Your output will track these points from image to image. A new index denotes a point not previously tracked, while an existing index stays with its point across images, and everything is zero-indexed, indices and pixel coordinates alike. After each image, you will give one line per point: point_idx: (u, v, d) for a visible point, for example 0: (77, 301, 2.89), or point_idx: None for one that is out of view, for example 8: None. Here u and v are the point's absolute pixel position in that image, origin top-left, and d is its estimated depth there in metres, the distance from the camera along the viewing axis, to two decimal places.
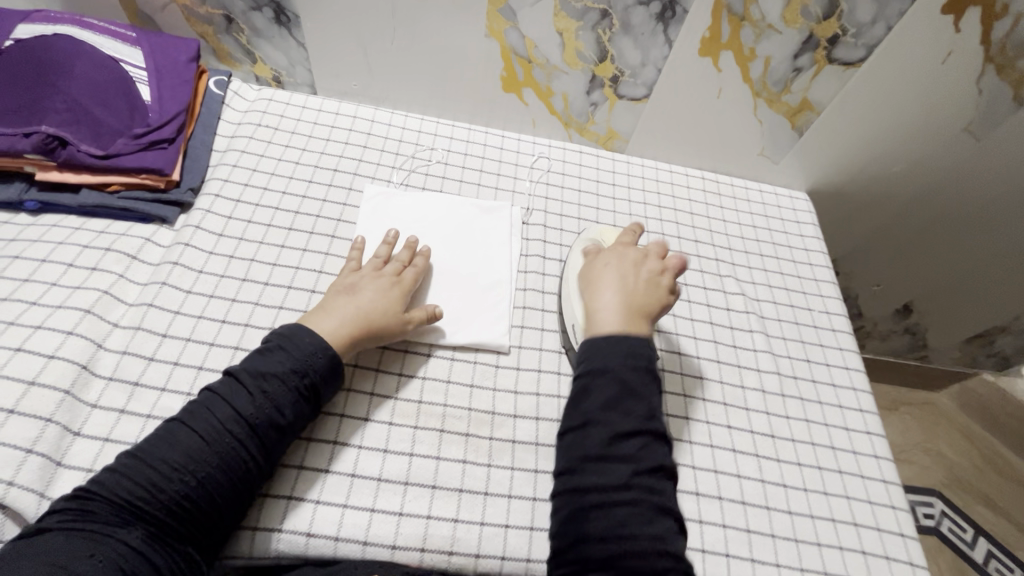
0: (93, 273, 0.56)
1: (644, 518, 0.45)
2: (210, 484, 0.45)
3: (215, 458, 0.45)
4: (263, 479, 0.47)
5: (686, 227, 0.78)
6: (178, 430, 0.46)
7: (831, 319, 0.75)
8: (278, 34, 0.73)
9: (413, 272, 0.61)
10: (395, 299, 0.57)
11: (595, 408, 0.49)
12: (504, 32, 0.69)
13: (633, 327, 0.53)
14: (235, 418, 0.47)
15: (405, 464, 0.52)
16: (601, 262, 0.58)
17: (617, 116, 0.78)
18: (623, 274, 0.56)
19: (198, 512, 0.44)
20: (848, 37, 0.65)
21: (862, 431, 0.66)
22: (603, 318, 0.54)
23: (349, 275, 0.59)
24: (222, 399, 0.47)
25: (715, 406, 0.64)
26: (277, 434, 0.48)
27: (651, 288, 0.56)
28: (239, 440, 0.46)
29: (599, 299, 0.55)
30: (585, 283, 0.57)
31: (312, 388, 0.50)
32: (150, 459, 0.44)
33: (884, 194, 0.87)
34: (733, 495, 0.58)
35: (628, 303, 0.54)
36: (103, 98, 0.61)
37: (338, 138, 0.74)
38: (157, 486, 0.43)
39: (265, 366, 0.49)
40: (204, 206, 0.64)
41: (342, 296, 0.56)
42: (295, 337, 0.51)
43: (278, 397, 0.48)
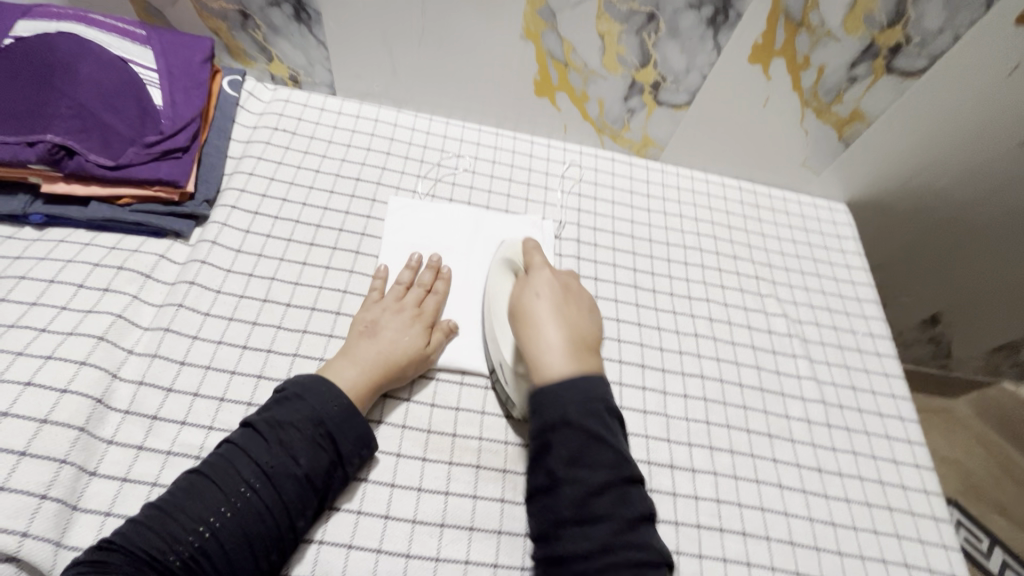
0: (106, 295, 0.52)
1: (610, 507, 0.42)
2: (226, 539, 0.41)
3: (230, 511, 0.42)
4: (283, 538, 0.43)
5: (724, 242, 0.74)
6: (197, 480, 0.43)
7: (876, 342, 0.70)
8: (297, 32, 0.68)
9: (434, 301, 0.58)
10: (418, 336, 0.54)
11: (560, 464, 0.43)
12: (541, 35, 0.64)
13: (584, 364, 0.47)
14: (253, 469, 0.44)
15: (440, 504, 0.49)
16: (532, 294, 0.52)
17: (654, 123, 0.74)
18: (559, 303, 0.51)
19: (212, 570, 0.41)
20: (911, 46, 0.60)
21: (911, 464, 0.61)
22: (550, 360, 0.47)
23: (368, 313, 0.55)
24: (240, 450, 0.45)
25: (760, 437, 0.60)
26: (298, 487, 0.44)
27: (583, 316, 0.52)
28: (254, 491, 0.43)
29: (541, 333, 0.49)
30: (518, 324, 0.51)
31: (333, 437, 0.47)
32: (171, 510, 0.42)
33: (926, 206, 0.83)
34: (781, 535, 0.54)
35: (570, 339, 0.48)
36: (112, 103, 0.56)
37: (359, 144, 0.70)
38: (174, 538, 0.41)
39: (283, 412, 0.46)
40: (220, 219, 0.60)
41: (364, 342, 0.53)
42: (314, 386, 0.48)
43: (296, 446, 0.45)
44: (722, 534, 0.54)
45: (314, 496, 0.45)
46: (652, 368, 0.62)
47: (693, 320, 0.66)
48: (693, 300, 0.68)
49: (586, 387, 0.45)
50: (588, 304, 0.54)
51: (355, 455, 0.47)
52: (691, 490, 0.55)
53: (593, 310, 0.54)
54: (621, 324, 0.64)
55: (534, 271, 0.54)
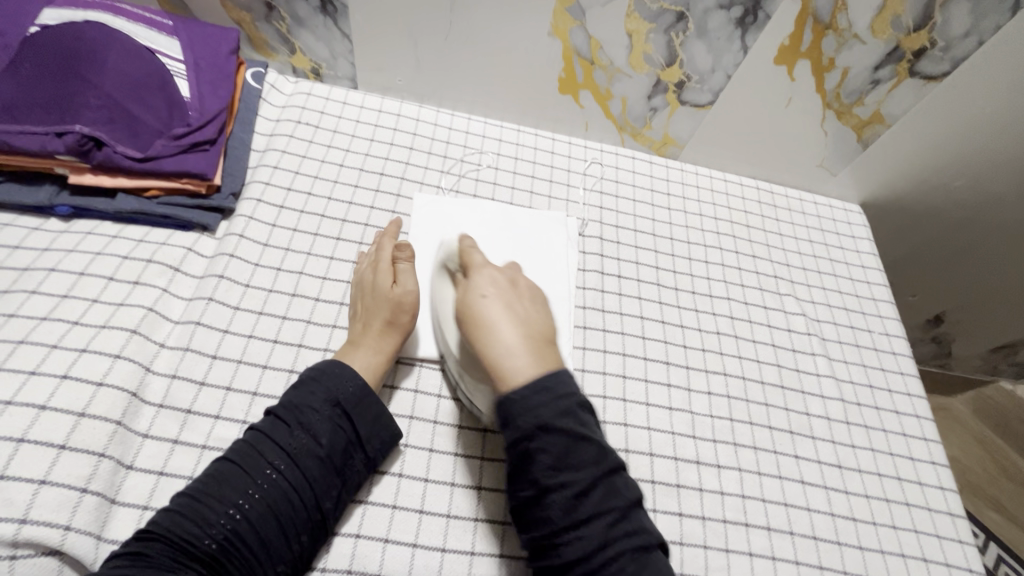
0: (136, 288, 0.52)
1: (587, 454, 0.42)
2: (257, 520, 0.42)
3: (257, 493, 0.43)
4: (313, 519, 0.44)
5: (743, 241, 0.75)
6: (224, 467, 0.44)
7: (892, 341, 0.71)
8: (322, 24, 0.67)
9: (385, 250, 0.56)
10: (383, 283, 0.54)
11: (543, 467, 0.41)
12: (569, 32, 0.64)
13: (549, 362, 0.45)
14: (277, 451, 0.44)
15: (474, 499, 0.50)
16: (479, 296, 0.49)
17: (676, 122, 0.74)
18: (509, 302, 0.49)
19: (246, 552, 0.41)
20: (935, 50, 0.61)
21: (927, 461, 0.63)
22: (513, 363, 0.45)
23: (351, 300, 0.56)
24: (263, 435, 0.45)
25: (781, 434, 0.61)
26: (321, 467, 0.45)
27: (535, 309, 0.50)
28: (279, 472, 0.44)
29: (496, 335, 0.46)
30: (470, 333, 0.47)
31: (351, 415, 0.47)
32: (199, 495, 0.42)
33: (940, 207, 0.84)
34: (805, 530, 0.55)
35: (528, 338, 0.46)
36: (140, 94, 0.56)
37: (382, 139, 0.70)
38: (206, 523, 0.41)
39: (300, 394, 0.47)
40: (247, 212, 0.60)
41: (356, 326, 0.53)
42: (327, 368, 0.49)
43: (314, 426, 0.46)
44: (748, 528, 0.55)
45: (337, 476, 0.46)
46: (676, 366, 0.62)
47: (715, 318, 0.67)
48: (714, 299, 0.69)
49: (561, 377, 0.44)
50: (535, 291, 0.52)
51: (375, 435, 0.48)
52: (718, 486, 0.56)
53: (540, 298, 0.52)
54: (645, 322, 0.64)
55: (476, 272, 0.51)
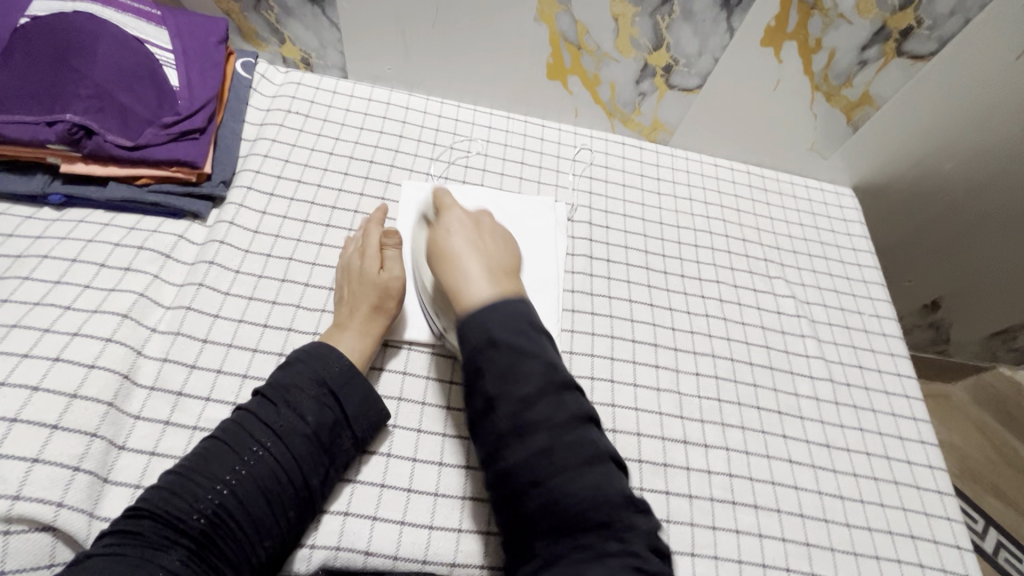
0: (127, 274, 0.53)
1: (574, 477, 0.40)
2: (244, 496, 0.43)
3: (245, 470, 0.43)
4: (301, 496, 0.44)
5: (732, 225, 0.75)
6: (212, 445, 0.44)
7: (882, 323, 0.71)
8: (311, 14, 0.68)
9: (371, 232, 0.57)
10: (371, 269, 0.54)
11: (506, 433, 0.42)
12: (555, 16, 0.64)
13: (506, 287, 0.47)
14: (265, 430, 0.45)
15: (462, 477, 0.50)
16: (445, 232, 0.51)
17: (665, 106, 0.74)
18: (473, 237, 0.51)
19: (234, 527, 0.42)
20: (922, 29, 0.61)
21: (916, 441, 0.63)
22: (470, 289, 0.47)
23: (338, 283, 0.56)
24: (251, 414, 0.46)
25: (769, 414, 0.61)
26: (308, 446, 0.46)
27: (502, 247, 0.52)
28: (267, 450, 0.44)
29: (458, 267, 0.48)
30: (436, 265, 0.50)
31: (338, 396, 0.48)
32: (187, 471, 0.43)
33: (931, 190, 0.84)
34: (792, 508, 0.56)
35: (489, 268, 0.48)
36: (129, 83, 0.56)
37: (372, 127, 0.70)
38: (194, 499, 0.41)
39: (287, 375, 0.48)
40: (237, 200, 0.60)
41: (342, 309, 0.54)
42: (315, 351, 0.49)
43: (301, 405, 0.47)
44: (734, 506, 0.55)
45: (325, 455, 0.46)
46: (664, 348, 0.63)
47: (704, 301, 0.68)
48: (703, 282, 0.69)
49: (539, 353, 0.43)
50: (503, 233, 0.54)
51: (363, 415, 0.49)
52: (705, 465, 0.57)
53: (510, 240, 0.54)
54: (634, 304, 0.65)
55: (445, 211, 0.54)
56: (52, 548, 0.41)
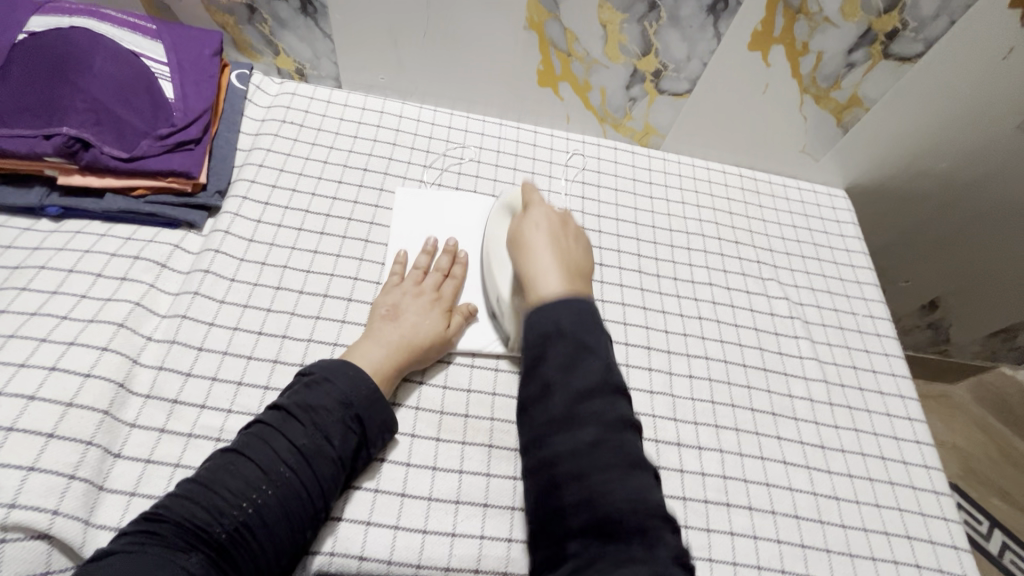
0: (123, 283, 0.54)
1: (617, 478, 0.41)
2: (267, 515, 0.43)
3: (271, 491, 0.44)
4: (319, 516, 0.45)
5: (741, 235, 0.75)
6: (237, 460, 0.44)
7: (876, 323, 0.71)
8: (304, 25, 0.68)
9: (451, 288, 0.59)
10: (437, 323, 0.55)
11: (548, 365, 0.45)
12: (544, 25, 0.65)
13: (578, 288, 0.50)
14: (290, 449, 0.45)
15: (455, 482, 0.51)
16: (530, 225, 0.55)
17: (656, 111, 0.75)
18: (557, 235, 0.54)
19: (255, 545, 0.42)
20: (907, 31, 0.62)
21: (911, 440, 0.63)
22: (542, 281, 0.50)
23: (388, 299, 0.57)
24: (277, 431, 0.46)
25: (763, 416, 0.61)
26: (333, 469, 0.46)
27: (576, 250, 0.54)
28: (293, 471, 0.44)
29: (536, 259, 0.52)
30: (516, 252, 0.54)
31: (363, 419, 0.48)
32: (212, 485, 0.43)
33: (925, 190, 0.84)
34: (786, 509, 0.56)
35: (563, 267, 0.51)
36: (125, 96, 0.57)
37: (366, 135, 0.71)
38: (219, 512, 0.42)
39: (314, 394, 0.48)
40: (232, 210, 0.61)
41: (384, 328, 0.54)
42: (343, 370, 0.50)
43: (328, 428, 0.47)
44: (729, 508, 0.55)
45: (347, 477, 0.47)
46: (658, 351, 0.63)
47: (697, 304, 0.68)
48: (696, 285, 0.69)
49: (581, 306, 0.47)
50: (585, 239, 0.57)
51: (380, 437, 0.49)
52: (699, 467, 0.57)
53: (588, 245, 0.57)
54: (627, 308, 0.65)
55: (533, 207, 0.57)
56: (47, 556, 0.41)
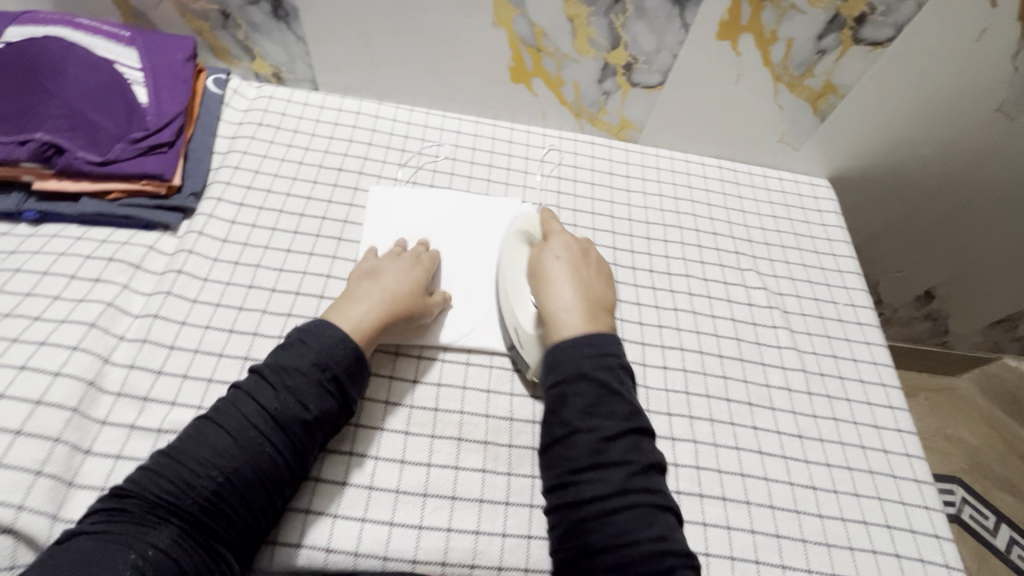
0: (97, 284, 0.55)
1: (645, 521, 0.45)
2: (239, 485, 0.43)
3: (241, 457, 0.44)
4: (293, 478, 0.46)
5: (719, 217, 0.75)
6: (206, 427, 0.45)
7: (857, 312, 0.70)
8: (277, 29, 0.69)
9: (428, 255, 0.61)
10: (414, 280, 0.57)
11: (576, 413, 0.49)
12: (512, 21, 0.66)
13: (597, 324, 0.54)
14: (261, 413, 0.46)
15: (423, 474, 0.51)
16: (551, 255, 0.58)
17: (630, 105, 0.75)
18: (576, 267, 0.58)
19: (228, 511, 0.43)
20: (876, 15, 0.62)
21: (892, 429, 0.62)
22: (565, 317, 0.54)
23: (367, 263, 0.58)
24: (248, 396, 0.46)
25: (740, 406, 0.61)
26: (306, 431, 0.46)
27: (596, 284, 0.58)
28: (264, 436, 0.45)
29: (557, 292, 0.55)
30: (535, 282, 0.57)
31: (336, 382, 0.48)
32: (180, 456, 0.43)
33: (909, 177, 0.83)
34: (761, 499, 0.55)
35: (585, 304, 0.55)
36: (99, 102, 0.58)
37: (342, 136, 0.72)
38: (188, 483, 0.42)
39: (285, 359, 0.48)
40: (206, 211, 0.62)
41: (363, 284, 0.56)
42: (316, 333, 0.50)
43: (301, 395, 0.47)
44: (702, 499, 0.54)
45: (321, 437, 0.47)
46: (633, 343, 0.63)
47: (673, 295, 0.67)
48: (672, 276, 0.69)
49: (599, 344, 0.51)
50: (602, 268, 0.61)
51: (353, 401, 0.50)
52: (672, 458, 0.56)
53: (606, 275, 0.60)
54: None
55: (552, 236, 0.61)
56: (12, 550, 0.42)
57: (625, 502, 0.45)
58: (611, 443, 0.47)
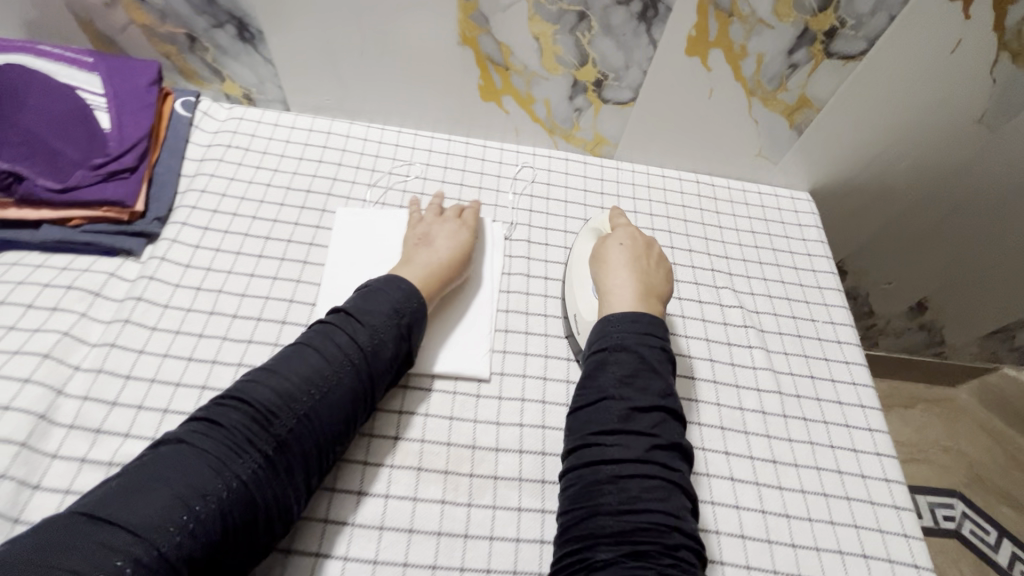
0: (53, 314, 0.54)
1: (659, 494, 0.45)
2: (323, 413, 0.46)
3: (327, 387, 0.47)
4: (366, 412, 0.50)
5: (733, 206, 0.78)
6: (305, 352, 0.49)
7: (837, 330, 0.68)
8: (244, 51, 0.69)
9: (472, 212, 0.66)
10: (463, 238, 0.62)
11: (612, 380, 0.49)
12: (478, 39, 0.65)
13: (649, 309, 0.54)
14: (352, 345, 0.49)
15: (380, 507, 0.49)
16: (614, 242, 0.60)
17: (604, 120, 0.74)
18: (638, 256, 0.58)
19: (310, 437, 0.46)
20: (847, 29, 0.60)
21: (872, 453, 0.59)
22: (617, 297, 0.55)
23: (420, 228, 0.63)
24: (339, 329, 0.50)
25: (711, 431, 0.58)
26: (386, 367, 0.51)
27: (656, 273, 0.58)
28: (352, 367, 0.49)
29: (614, 275, 0.57)
30: (596, 266, 0.59)
31: (410, 329, 0.53)
32: (281, 375, 0.47)
33: (893, 190, 0.81)
34: (731, 529, 0.52)
35: (639, 289, 0.55)
36: (60, 128, 0.59)
37: (311, 157, 0.71)
38: (291, 399, 0.46)
39: (369, 301, 0.53)
40: (170, 235, 0.62)
41: (421, 249, 0.60)
42: (394, 282, 0.55)
43: (385, 333, 0.51)
44: None
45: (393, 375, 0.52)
46: None
47: None
48: None
49: (648, 325, 0.52)
50: (664, 262, 0.60)
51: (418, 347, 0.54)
52: None
53: (670, 269, 0.60)
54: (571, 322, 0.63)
55: (619, 227, 0.62)
56: None
57: (643, 472, 0.45)
58: (643, 413, 0.48)
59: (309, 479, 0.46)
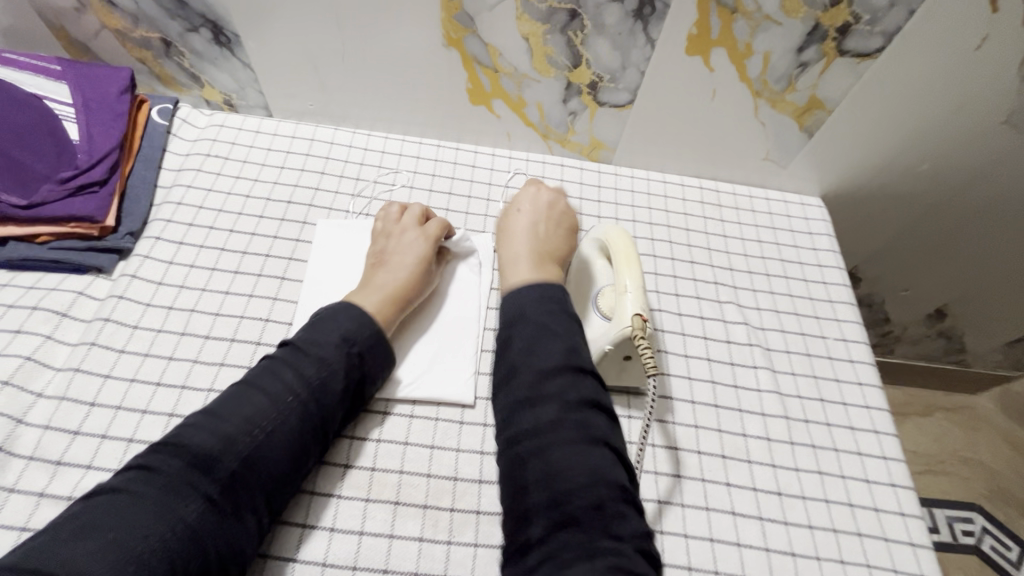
0: (17, 336, 0.52)
1: (580, 483, 0.41)
2: (268, 451, 0.44)
3: (272, 426, 0.44)
4: (319, 449, 0.47)
5: (726, 215, 0.73)
6: (248, 391, 0.46)
7: (849, 348, 0.64)
8: (221, 56, 0.66)
9: (437, 224, 0.60)
10: (424, 257, 0.58)
11: (521, 382, 0.46)
12: (464, 41, 0.61)
13: (544, 272, 0.54)
14: (300, 380, 0.47)
15: (354, 545, 0.46)
16: (514, 211, 0.60)
17: (600, 125, 0.70)
18: (535, 221, 0.59)
19: (256, 480, 0.43)
20: (861, 25, 0.56)
21: (885, 483, 0.55)
22: (514, 267, 0.55)
23: (377, 248, 0.59)
24: (285, 363, 0.48)
25: (711, 460, 0.54)
26: (338, 399, 0.48)
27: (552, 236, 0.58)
28: (300, 403, 0.46)
29: (513, 245, 0.57)
30: (499, 238, 0.60)
31: (363, 357, 0.50)
32: (221, 416, 0.44)
33: (909, 194, 0.76)
34: (731, 569, 0.48)
35: (533, 253, 0.56)
36: (26, 141, 0.57)
37: (292, 166, 0.68)
38: (231, 441, 0.43)
39: (317, 332, 0.50)
40: (144, 251, 0.59)
41: (378, 272, 0.56)
42: (342, 309, 0.52)
43: (334, 363, 0.48)
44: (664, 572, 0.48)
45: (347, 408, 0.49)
46: None
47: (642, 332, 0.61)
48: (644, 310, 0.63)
49: (540, 290, 0.51)
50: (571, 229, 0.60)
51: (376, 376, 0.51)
52: None
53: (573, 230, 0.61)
54: None
55: (522, 193, 0.63)
56: None
57: (561, 466, 0.42)
58: (551, 405, 0.44)
59: (263, 521, 0.43)
